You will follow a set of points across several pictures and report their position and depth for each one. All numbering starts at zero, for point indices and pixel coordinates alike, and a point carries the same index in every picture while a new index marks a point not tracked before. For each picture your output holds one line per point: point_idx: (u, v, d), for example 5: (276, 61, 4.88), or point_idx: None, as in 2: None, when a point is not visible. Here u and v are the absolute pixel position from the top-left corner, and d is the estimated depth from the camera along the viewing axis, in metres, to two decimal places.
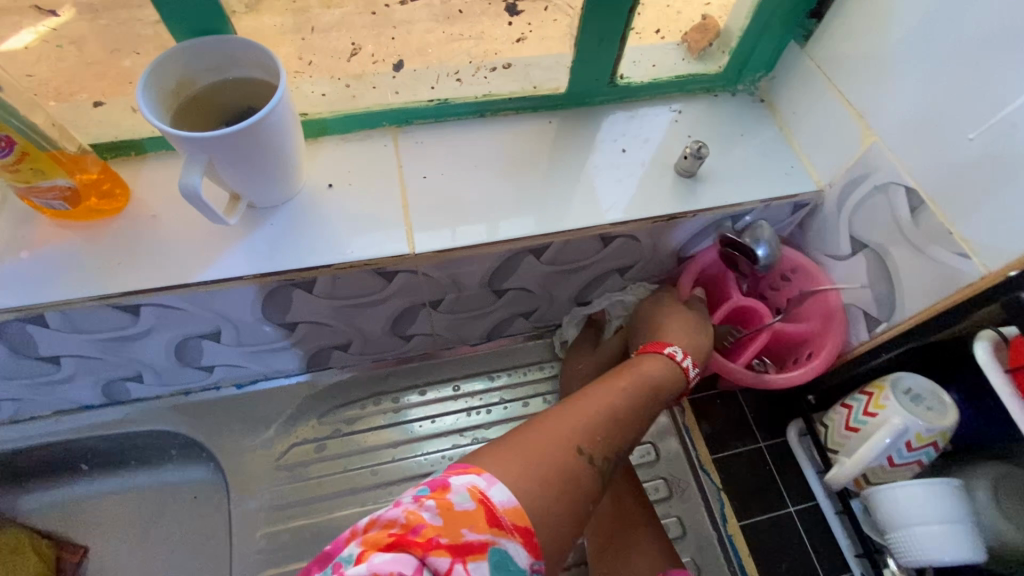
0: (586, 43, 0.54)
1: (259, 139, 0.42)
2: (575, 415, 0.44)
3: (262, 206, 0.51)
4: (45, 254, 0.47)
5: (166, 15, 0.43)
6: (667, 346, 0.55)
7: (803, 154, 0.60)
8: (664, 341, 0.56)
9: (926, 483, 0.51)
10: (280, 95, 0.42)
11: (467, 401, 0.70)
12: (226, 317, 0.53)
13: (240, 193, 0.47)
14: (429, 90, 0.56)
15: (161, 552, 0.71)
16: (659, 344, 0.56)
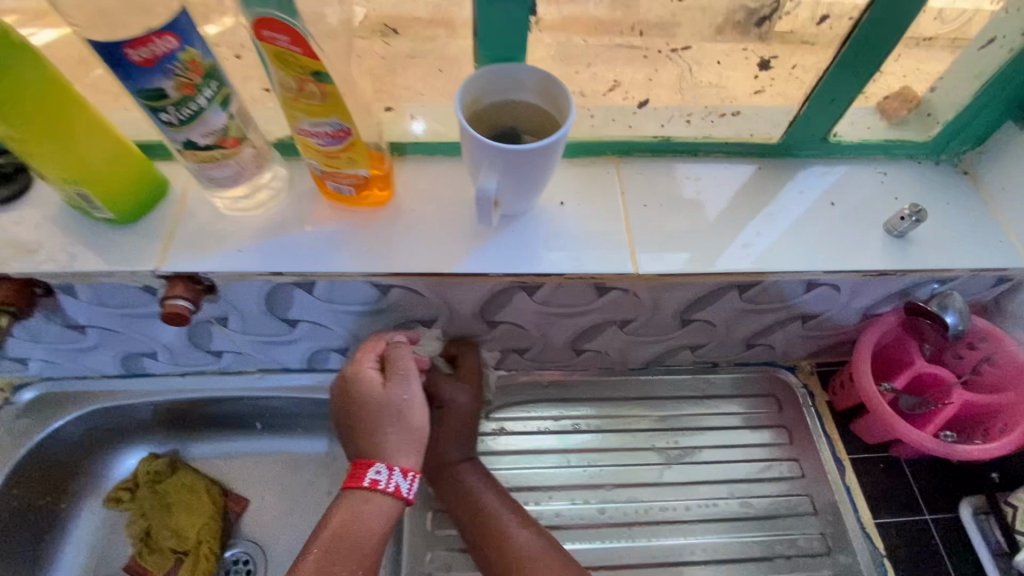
0: (819, 101, 0.56)
1: (544, 159, 0.49)
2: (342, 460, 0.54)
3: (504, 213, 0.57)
4: (325, 230, 0.54)
5: (477, 43, 0.50)
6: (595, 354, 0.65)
7: (1012, 229, 0.61)
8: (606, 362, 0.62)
9: None
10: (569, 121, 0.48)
11: (626, 422, 0.72)
12: (451, 307, 0.59)
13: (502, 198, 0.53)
14: (659, 126, 0.61)
15: (314, 516, 0.76)
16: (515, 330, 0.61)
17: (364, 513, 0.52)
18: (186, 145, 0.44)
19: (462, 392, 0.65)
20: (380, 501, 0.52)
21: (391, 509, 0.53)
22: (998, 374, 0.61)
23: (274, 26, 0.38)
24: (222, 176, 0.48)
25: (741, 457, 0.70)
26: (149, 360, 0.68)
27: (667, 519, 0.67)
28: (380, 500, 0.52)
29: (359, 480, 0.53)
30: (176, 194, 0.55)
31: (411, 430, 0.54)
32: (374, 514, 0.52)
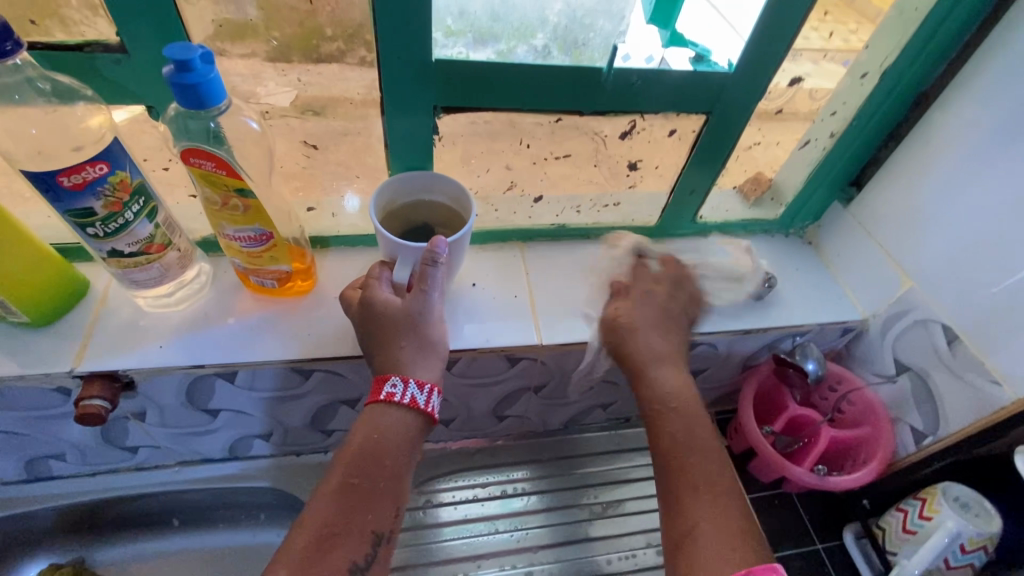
0: (681, 194, 0.68)
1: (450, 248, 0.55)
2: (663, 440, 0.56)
3: None
4: (248, 321, 0.58)
5: (389, 154, 0.56)
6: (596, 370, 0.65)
7: (849, 289, 0.72)
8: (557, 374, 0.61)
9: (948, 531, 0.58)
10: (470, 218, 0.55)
11: (559, 483, 0.76)
12: (373, 387, 0.62)
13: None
14: (553, 217, 0.69)
15: None
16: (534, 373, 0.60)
17: (387, 425, 0.50)
18: (111, 253, 0.48)
19: (658, 368, 0.59)
20: (397, 416, 0.51)
21: (405, 422, 0.51)
22: (856, 412, 0.71)
23: (198, 153, 0.43)
24: (145, 278, 0.52)
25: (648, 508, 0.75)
26: (56, 462, 0.66)
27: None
28: (391, 412, 0.51)
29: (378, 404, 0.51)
30: (95, 295, 0.57)
31: (429, 341, 0.52)
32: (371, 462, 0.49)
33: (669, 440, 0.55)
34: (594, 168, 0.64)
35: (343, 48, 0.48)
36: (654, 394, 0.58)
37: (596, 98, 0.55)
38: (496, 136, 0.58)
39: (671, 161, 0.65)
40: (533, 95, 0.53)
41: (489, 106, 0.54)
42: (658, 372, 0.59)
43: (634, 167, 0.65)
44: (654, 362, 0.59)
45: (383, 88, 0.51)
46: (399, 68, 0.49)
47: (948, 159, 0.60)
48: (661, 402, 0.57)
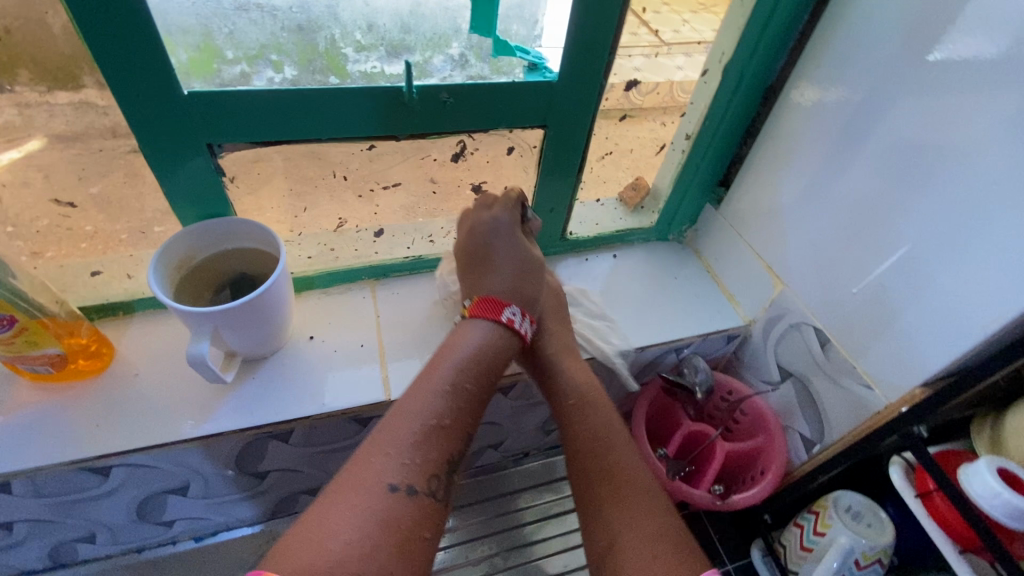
0: (540, 210, 0.62)
1: (255, 305, 0.47)
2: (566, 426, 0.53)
3: (251, 358, 0.54)
4: (22, 418, 0.48)
5: (176, 203, 0.48)
6: (504, 309, 0.51)
7: (731, 294, 0.69)
8: (502, 303, 0.51)
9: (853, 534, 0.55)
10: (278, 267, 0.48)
11: (462, 535, 0.70)
12: (198, 471, 0.54)
13: (235, 350, 0.51)
14: (404, 250, 0.62)
15: None
16: (496, 308, 0.50)
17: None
18: None
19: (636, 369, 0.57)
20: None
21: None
22: (749, 422, 0.68)
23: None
24: None
25: (545, 553, 0.69)
26: None
27: None
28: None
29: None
30: None
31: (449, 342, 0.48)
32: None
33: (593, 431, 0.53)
34: (434, 195, 0.58)
35: (77, 83, 0.41)
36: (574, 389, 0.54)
37: (408, 120, 0.48)
38: (306, 171, 0.51)
39: (520, 179, 0.60)
40: (326, 121, 0.46)
41: (274, 139, 0.46)
42: (565, 370, 0.55)
43: (480, 189, 0.59)
44: (558, 356, 0.56)
45: (139, 134, 0.43)
46: (144, 110, 0.41)
47: (811, 144, 0.56)
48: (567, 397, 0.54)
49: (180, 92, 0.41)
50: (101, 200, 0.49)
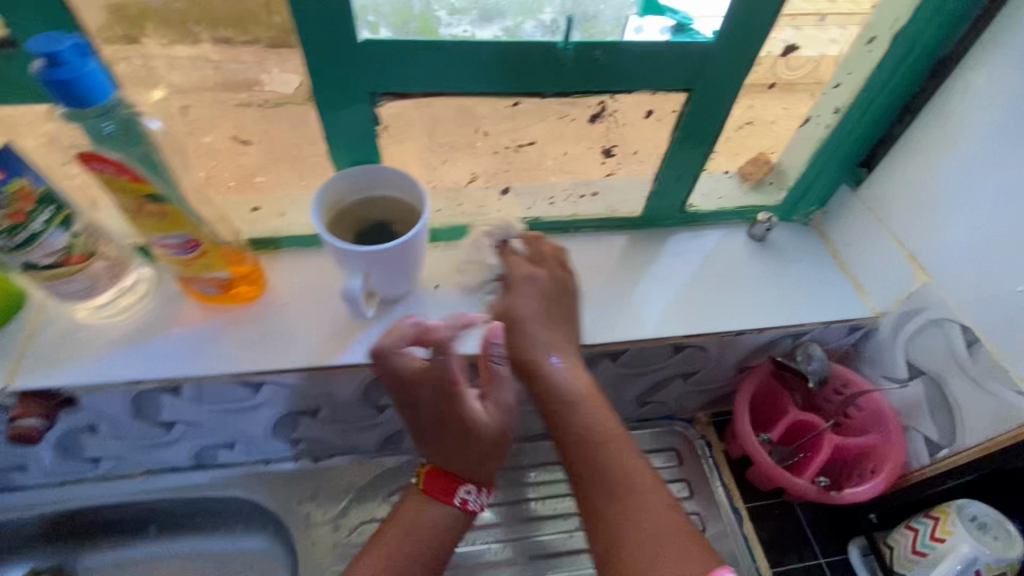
0: (666, 179, 0.61)
1: (394, 253, 0.49)
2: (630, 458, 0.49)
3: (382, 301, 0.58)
4: (192, 331, 0.54)
5: (333, 147, 0.51)
6: None
7: (857, 283, 0.65)
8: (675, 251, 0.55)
9: (975, 543, 0.53)
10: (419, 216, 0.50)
11: (550, 490, 0.73)
12: (331, 397, 0.59)
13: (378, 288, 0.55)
14: (525, 210, 0.63)
15: None
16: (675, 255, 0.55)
17: (424, 515, 0.55)
18: (26, 266, 0.44)
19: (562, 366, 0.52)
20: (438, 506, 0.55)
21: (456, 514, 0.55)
22: (864, 418, 0.65)
23: (93, 158, 0.40)
24: (72, 290, 0.48)
25: None
26: (18, 474, 0.64)
27: None
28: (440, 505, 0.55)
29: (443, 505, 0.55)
30: (33, 306, 0.54)
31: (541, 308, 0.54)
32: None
33: (580, 436, 0.50)
34: (565, 156, 0.58)
35: (266, 41, 0.45)
36: (549, 391, 0.51)
37: (558, 76, 0.48)
38: (452, 123, 0.52)
39: (652, 145, 0.59)
40: (483, 77, 0.47)
41: (429, 90, 0.48)
42: (551, 363, 0.52)
43: (610, 153, 0.58)
44: (546, 344, 0.52)
45: (314, 76, 0.46)
46: (323, 56, 0.44)
47: (985, 125, 0.51)
48: (577, 412, 0.51)
49: (358, 39, 0.43)
50: (265, 143, 0.52)
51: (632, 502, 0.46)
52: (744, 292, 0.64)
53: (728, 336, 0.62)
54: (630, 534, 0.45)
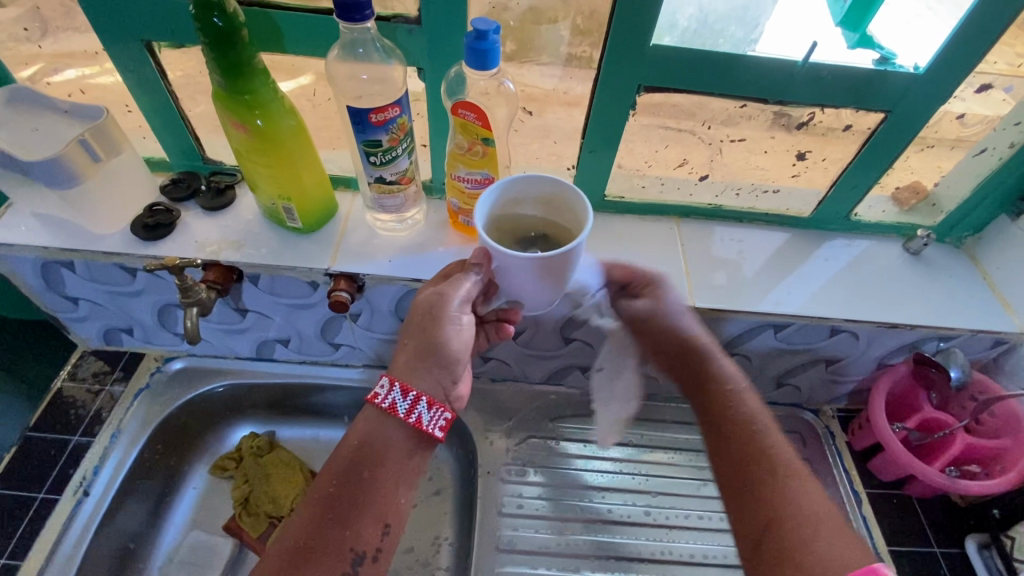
0: (843, 187, 0.72)
1: (501, 264, 0.52)
2: (761, 429, 0.58)
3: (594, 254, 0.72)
4: (453, 251, 0.70)
5: (590, 125, 0.66)
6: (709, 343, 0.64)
7: (1005, 301, 0.73)
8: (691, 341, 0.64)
9: None
10: (550, 254, 0.49)
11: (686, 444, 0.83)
12: (539, 322, 0.73)
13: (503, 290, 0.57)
14: (712, 198, 0.76)
15: None
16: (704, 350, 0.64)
17: (377, 442, 0.55)
18: (377, 179, 0.62)
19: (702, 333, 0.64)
20: (396, 426, 0.56)
21: (404, 438, 0.56)
22: (995, 424, 0.72)
23: (467, 106, 0.55)
24: (392, 204, 0.66)
25: None
26: (279, 347, 0.82)
27: (700, 528, 0.76)
28: (396, 427, 0.56)
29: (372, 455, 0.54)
30: (341, 215, 0.72)
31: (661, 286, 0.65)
32: (366, 517, 0.53)
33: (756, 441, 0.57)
34: (764, 155, 0.70)
35: (573, 38, 0.60)
36: (725, 409, 0.60)
37: (785, 89, 0.61)
38: (686, 114, 0.67)
39: (838, 155, 0.70)
40: (727, 81, 0.60)
41: (682, 87, 0.62)
42: (719, 366, 0.62)
43: (802, 157, 0.70)
44: (716, 353, 0.63)
45: (599, 67, 0.61)
46: (616, 54, 0.59)
47: None
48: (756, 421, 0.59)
49: (648, 44, 0.58)
50: (536, 116, 0.68)
51: (801, 477, 0.55)
52: (897, 292, 0.74)
53: (879, 329, 0.71)
54: (790, 506, 0.53)
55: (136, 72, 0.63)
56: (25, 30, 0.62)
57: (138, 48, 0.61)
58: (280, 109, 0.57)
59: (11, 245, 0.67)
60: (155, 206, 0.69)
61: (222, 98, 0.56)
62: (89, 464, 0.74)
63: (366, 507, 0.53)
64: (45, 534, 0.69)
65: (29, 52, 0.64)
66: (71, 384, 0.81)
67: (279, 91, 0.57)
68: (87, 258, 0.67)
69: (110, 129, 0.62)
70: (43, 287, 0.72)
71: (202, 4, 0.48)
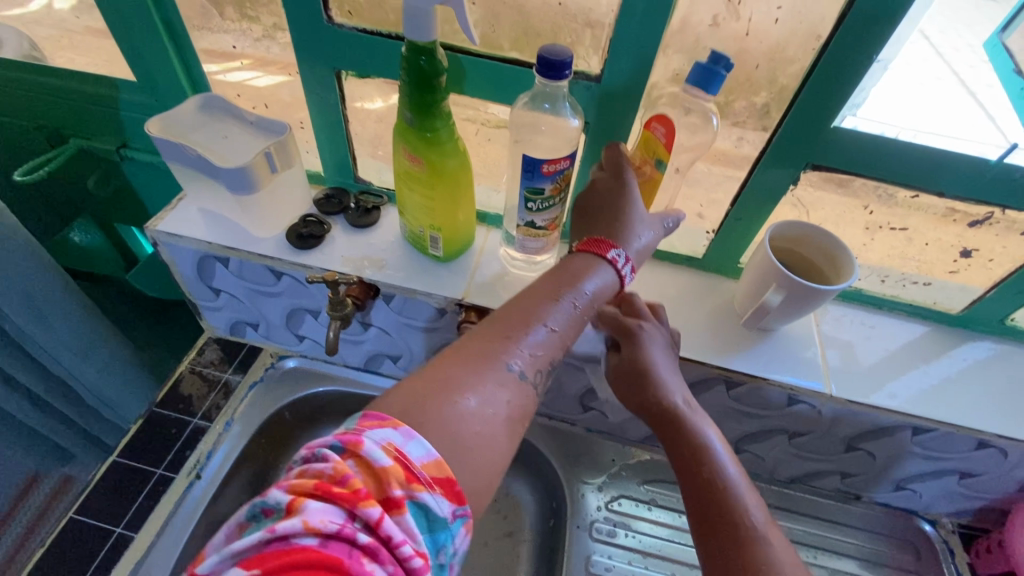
0: (1007, 290, 0.67)
1: (784, 288, 0.60)
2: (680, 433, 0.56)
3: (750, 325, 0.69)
4: None
5: (746, 195, 0.66)
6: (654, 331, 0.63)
7: None
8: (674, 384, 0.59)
9: None
10: (826, 288, 0.57)
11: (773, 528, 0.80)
12: None
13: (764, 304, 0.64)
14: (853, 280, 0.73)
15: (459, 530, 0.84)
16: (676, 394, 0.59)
17: (588, 264, 0.55)
18: (528, 222, 0.63)
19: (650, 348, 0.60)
20: (603, 271, 0.55)
21: (609, 279, 0.55)
22: None
23: (662, 121, 0.54)
24: (533, 246, 0.67)
25: None
26: (388, 362, 0.84)
27: None
28: (602, 266, 0.55)
29: (593, 254, 0.55)
30: (475, 248, 0.74)
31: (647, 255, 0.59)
32: (567, 336, 0.52)
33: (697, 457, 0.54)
34: (922, 246, 0.67)
35: (744, 109, 0.60)
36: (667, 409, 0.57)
37: (967, 184, 0.58)
38: (847, 196, 0.65)
39: (1009, 257, 0.65)
40: (906, 170, 0.58)
41: (853, 169, 0.60)
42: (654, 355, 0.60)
43: (966, 254, 0.67)
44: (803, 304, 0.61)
45: (770, 139, 0.61)
46: (791, 130, 0.58)
47: None
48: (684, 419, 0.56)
49: (828, 125, 0.57)
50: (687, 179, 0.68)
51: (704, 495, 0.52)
52: None
53: None
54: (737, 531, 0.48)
55: (320, 95, 0.68)
56: (234, 47, 0.69)
57: (329, 74, 0.66)
58: (451, 147, 0.59)
59: (179, 236, 0.71)
60: (309, 217, 0.73)
61: (406, 130, 0.59)
62: (204, 448, 0.77)
63: (564, 330, 0.52)
64: (157, 512, 0.72)
65: (233, 67, 0.71)
66: (194, 368, 0.86)
67: (455, 130, 0.60)
68: (242, 257, 0.71)
69: (289, 145, 0.67)
70: (193, 276, 0.77)
71: (415, 48, 0.52)
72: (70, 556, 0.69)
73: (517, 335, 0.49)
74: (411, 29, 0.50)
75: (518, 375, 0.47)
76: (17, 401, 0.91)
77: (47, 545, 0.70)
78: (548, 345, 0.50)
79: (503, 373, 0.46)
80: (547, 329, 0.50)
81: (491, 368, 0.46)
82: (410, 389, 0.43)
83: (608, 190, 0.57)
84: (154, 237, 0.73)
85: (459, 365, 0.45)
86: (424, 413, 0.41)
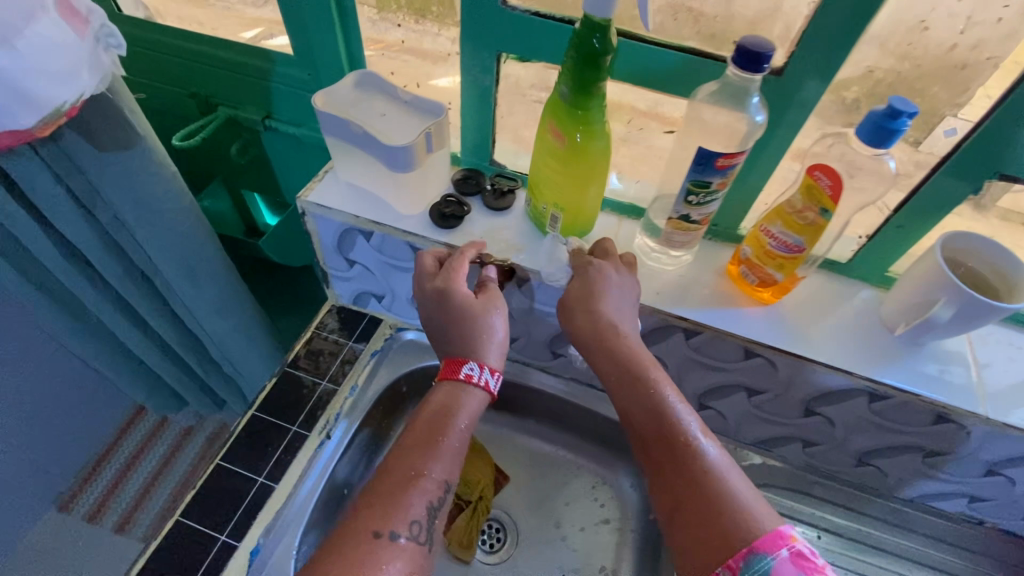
0: None
1: (956, 302, 0.57)
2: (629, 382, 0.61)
3: (899, 335, 0.66)
4: (720, 297, 0.69)
5: (915, 202, 0.62)
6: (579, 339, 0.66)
7: None
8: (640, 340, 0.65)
9: None
10: (1008, 307, 0.54)
11: (875, 541, 0.79)
12: (787, 387, 0.70)
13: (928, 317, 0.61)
14: None
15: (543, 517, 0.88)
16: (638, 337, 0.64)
17: (455, 397, 0.62)
18: (682, 215, 0.62)
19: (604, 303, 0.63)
20: (471, 394, 0.63)
21: (481, 399, 0.63)
22: None
23: (828, 172, 0.53)
24: (679, 240, 0.66)
25: None
26: None
27: None
28: (469, 392, 0.63)
29: (452, 375, 0.64)
30: (609, 237, 0.74)
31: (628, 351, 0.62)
32: (447, 475, 0.58)
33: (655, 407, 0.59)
34: None
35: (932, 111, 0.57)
36: (617, 362, 0.61)
37: None
38: None
39: None
40: None
41: None
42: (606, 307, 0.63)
43: None
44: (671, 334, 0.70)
45: (957, 145, 0.57)
46: (987, 136, 0.55)
47: None
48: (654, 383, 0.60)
49: None
50: None
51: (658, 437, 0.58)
52: None
53: None
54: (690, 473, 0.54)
55: (475, 76, 0.69)
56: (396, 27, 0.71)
57: (490, 57, 0.66)
58: (598, 128, 0.59)
59: (328, 208, 0.74)
60: (448, 196, 0.75)
61: (558, 104, 0.59)
62: (333, 410, 0.82)
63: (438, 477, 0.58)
64: (295, 466, 0.76)
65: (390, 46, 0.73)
66: (319, 334, 0.90)
67: (606, 112, 0.59)
68: (386, 232, 0.74)
69: (443, 125, 0.68)
70: (331, 246, 0.81)
71: (590, 25, 0.51)
72: (219, 497, 0.74)
73: (396, 512, 0.54)
74: (592, 5, 0.50)
75: (426, 516, 0.55)
76: (152, 350, 0.99)
77: (198, 487, 0.74)
78: (428, 493, 0.57)
79: (389, 546, 0.52)
80: (438, 483, 0.57)
81: (397, 516, 0.54)
82: (354, 524, 0.54)
83: (581, 287, 0.65)
84: (303, 208, 0.76)
85: (391, 494, 0.56)
86: (345, 555, 0.51)
